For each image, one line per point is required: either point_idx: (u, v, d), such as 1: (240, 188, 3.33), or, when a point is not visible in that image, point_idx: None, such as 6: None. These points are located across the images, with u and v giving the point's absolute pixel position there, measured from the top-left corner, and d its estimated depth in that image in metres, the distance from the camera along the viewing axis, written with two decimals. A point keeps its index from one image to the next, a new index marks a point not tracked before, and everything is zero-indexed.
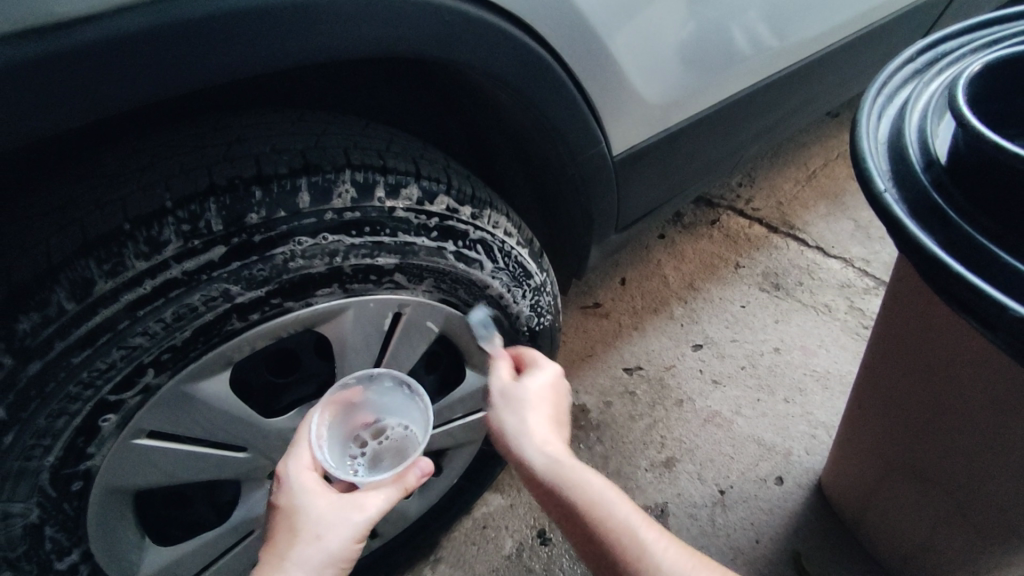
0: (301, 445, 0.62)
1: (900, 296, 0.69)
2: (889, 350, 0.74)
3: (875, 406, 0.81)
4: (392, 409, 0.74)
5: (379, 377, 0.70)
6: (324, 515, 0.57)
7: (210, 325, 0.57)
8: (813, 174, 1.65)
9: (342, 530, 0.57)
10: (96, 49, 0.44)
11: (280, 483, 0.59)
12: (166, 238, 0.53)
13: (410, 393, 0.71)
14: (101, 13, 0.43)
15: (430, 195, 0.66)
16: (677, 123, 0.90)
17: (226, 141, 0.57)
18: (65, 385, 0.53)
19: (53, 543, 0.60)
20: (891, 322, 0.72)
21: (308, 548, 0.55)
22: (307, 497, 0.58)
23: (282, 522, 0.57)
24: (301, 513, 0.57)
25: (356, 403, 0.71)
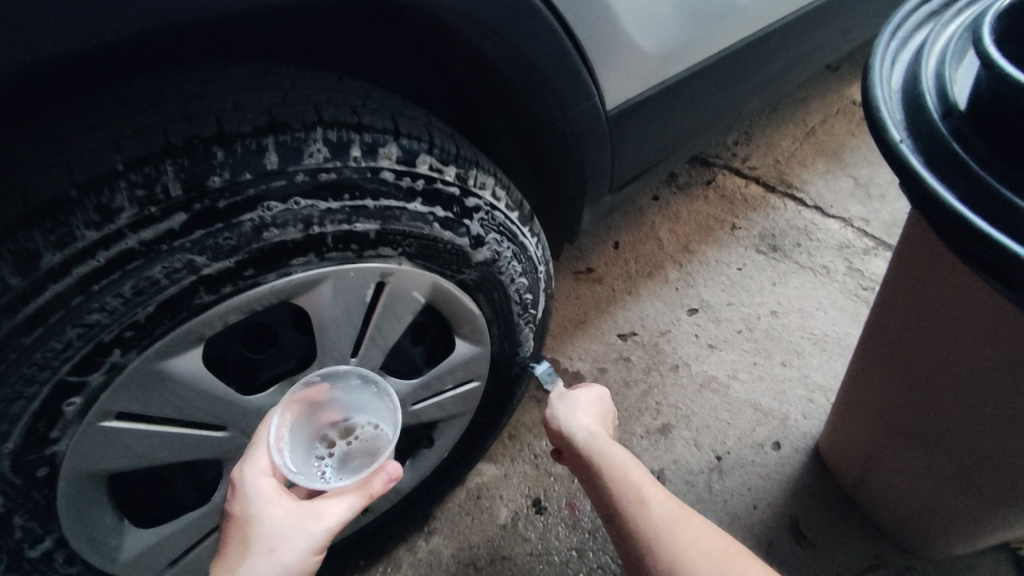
0: (258, 448, 0.60)
1: (910, 255, 0.66)
2: (896, 313, 0.71)
3: (877, 370, 0.79)
4: (359, 407, 0.74)
5: (345, 374, 0.69)
6: (278, 526, 0.56)
7: (176, 299, 0.53)
8: (812, 130, 1.60)
9: (298, 542, 0.56)
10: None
11: (235, 489, 0.58)
12: (119, 204, 0.48)
13: (377, 390, 0.72)
14: None
15: (411, 155, 0.61)
16: (676, 75, 0.85)
17: (183, 96, 0.52)
18: (19, 366, 0.49)
19: (24, 532, 0.58)
20: (900, 283, 0.69)
21: (261, 562, 0.53)
22: (263, 505, 0.57)
23: (235, 531, 0.56)
24: (256, 523, 0.56)
25: (321, 402, 0.71)
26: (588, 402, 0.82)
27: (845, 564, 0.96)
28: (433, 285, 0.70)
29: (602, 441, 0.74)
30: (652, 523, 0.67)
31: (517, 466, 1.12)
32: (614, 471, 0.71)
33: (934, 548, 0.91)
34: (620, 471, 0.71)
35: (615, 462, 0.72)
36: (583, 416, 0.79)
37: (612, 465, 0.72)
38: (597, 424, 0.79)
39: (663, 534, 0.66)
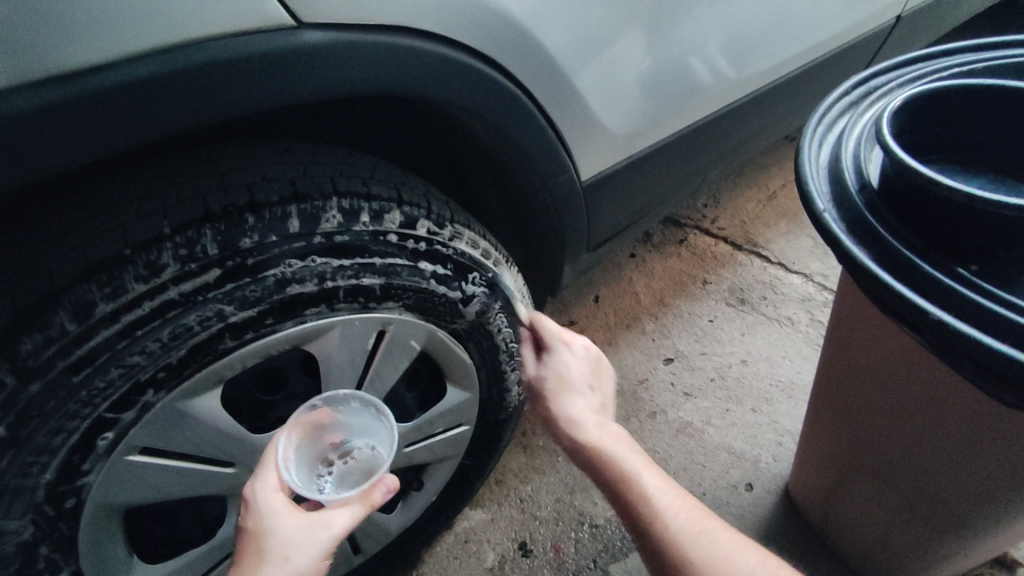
0: (267, 467, 0.65)
1: (846, 306, 0.75)
2: (839, 357, 0.80)
3: (829, 413, 0.88)
4: (359, 431, 0.77)
5: (345, 399, 0.73)
6: (291, 536, 0.61)
7: (204, 343, 0.60)
8: (775, 194, 1.74)
9: (309, 550, 0.61)
10: (117, 92, 0.48)
11: (248, 505, 0.62)
12: (163, 262, 0.56)
13: (376, 414, 0.75)
14: (116, 62, 0.47)
15: (413, 220, 0.70)
16: (644, 149, 0.97)
17: (218, 171, 0.60)
18: (65, 403, 0.55)
19: (47, 563, 0.62)
20: (840, 330, 0.78)
21: (276, 569, 0.58)
22: (274, 519, 0.61)
23: (249, 544, 0.60)
24: (269, 535, 0.60)
25: (324, 424, 0.75)
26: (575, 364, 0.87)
27: None
28: (428, 333, 0.79)
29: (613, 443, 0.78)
30: (669, 526, 0.71)
31: (504, 509, 1.17)
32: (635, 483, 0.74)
33: None
34: (627, 471, 0.75)
35: (633, 470, 0.74)
36: (587, 406, 0.82)
37: (620, 462, 0.75)
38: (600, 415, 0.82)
39: (683, 540, 0.70)
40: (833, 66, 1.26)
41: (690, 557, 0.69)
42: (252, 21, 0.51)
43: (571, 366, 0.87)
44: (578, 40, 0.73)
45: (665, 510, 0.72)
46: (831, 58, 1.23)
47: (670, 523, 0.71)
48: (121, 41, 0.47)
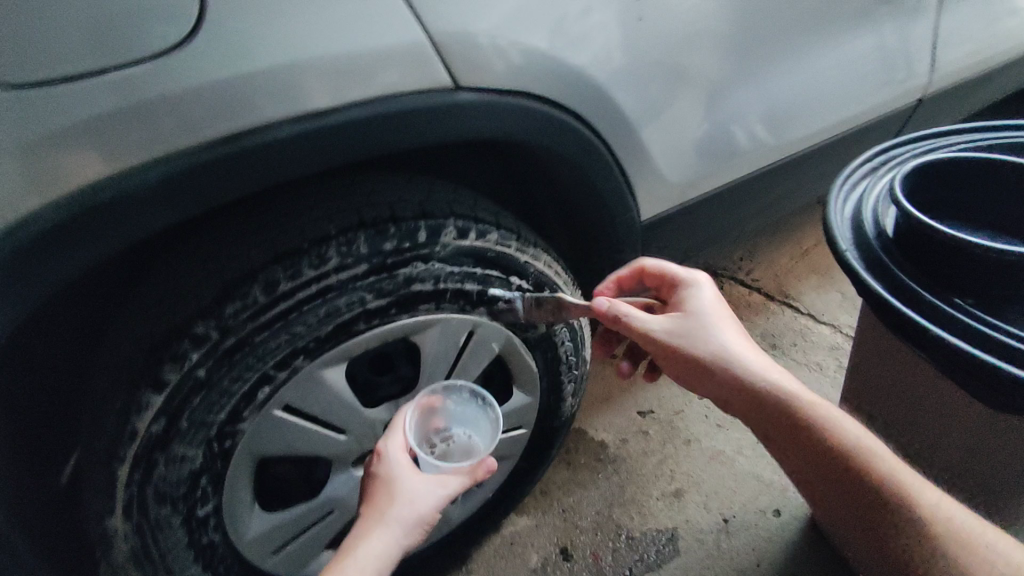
0: (395, 430, 0.81)
1: (866, 337, 0.89)
2: (864, 382, 0.94)
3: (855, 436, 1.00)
4: (461, 419, 0.94)
5: (458, 388, 0.91)
6: (416, 486, 0.76)
7: (346, 323, 0.77)
8: (808, 251, 1.87)
9: (428, 500, 0.76)
10: (326, 129, 0.66)
11: (381, 457, 0.78)
12: (328, 256, 0.73)
13: (480, 404, 0.92)
14: (330, 109, 0.65)
15: (507, 241, 0.87)
16: (694, 198, 1.13)
17: (366, 191, 0.77)
18: (247, 357, 0.72)
19: (201, 492, 0.77)
20: (863, 359, 0.92)
21: (404, 508, 0.74)
22: (402, 470, 0.77)
23: (382, 486, 0.76)
24: (398, 482, 0.76)
25: (436, 407, 0.92)
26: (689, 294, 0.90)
27: None
28: (507, 339, 0.94)
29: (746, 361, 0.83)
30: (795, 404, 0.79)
31: (547, 517, 1.27)
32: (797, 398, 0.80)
33: None
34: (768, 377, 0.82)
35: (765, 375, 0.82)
36: (728, 334, 0.86)
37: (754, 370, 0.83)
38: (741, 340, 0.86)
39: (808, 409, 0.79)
40: (863, 138, 1.41)
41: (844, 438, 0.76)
42: (418, 82, 0.69)
43: (714, 309, 0.89)
44: (644, 101, 0.91)
45: (838, 415, 0.78)
46: (861, 131, 1.39)
47: (818, 410, 0.79)
48: (337, 94, 0.65)
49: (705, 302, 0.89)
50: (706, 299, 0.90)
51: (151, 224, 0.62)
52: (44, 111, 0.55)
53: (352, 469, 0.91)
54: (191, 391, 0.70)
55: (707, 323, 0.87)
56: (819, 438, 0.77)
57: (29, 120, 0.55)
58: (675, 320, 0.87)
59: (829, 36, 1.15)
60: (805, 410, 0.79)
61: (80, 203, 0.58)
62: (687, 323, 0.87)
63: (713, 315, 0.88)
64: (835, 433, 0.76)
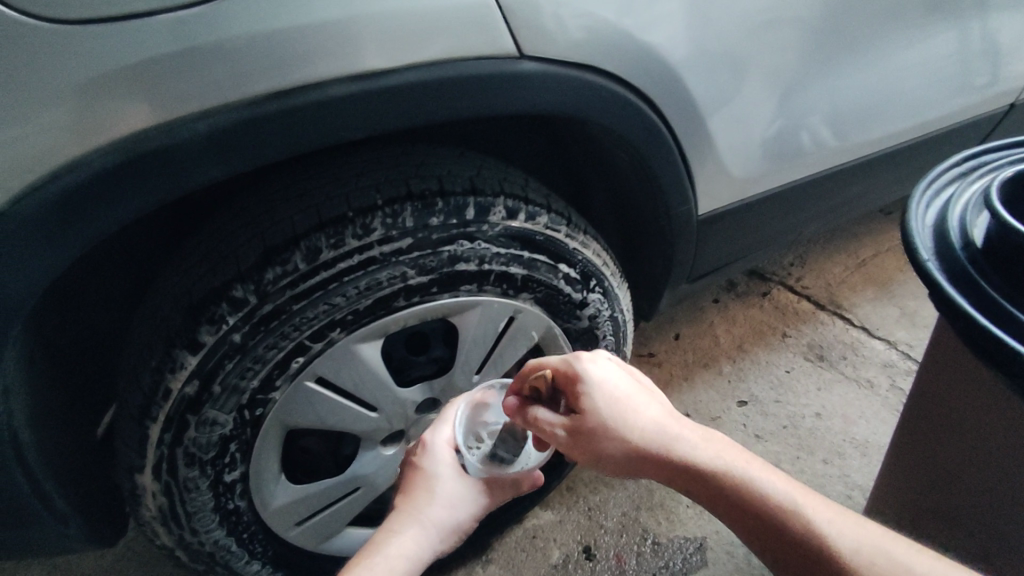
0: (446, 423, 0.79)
1: (932, 366, 0.84)
2: (923, 417, 0.87)
3: (907, 473, 0.93)
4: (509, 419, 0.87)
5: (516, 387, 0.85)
6: (455, 489, 0.74)
7: (386, 298, 0.74)
8: (864, 262, 1.77)
9: (465, 506, 0.75)
10: (382, 93, 0.63)
11: (426, 449, 0.76)
12: (373, 225, 0.70)
13: None
14: (388, 70, 0.62)
15: (556, 225, 0.82)
16: (755, 195, 1.07)
17: (415, 163, 0.75)
18: (284, 324, 0.70)
19: (230, 459, 0.76)
20: (925, 391, 0.86)
21: (441, 511, 0.72)
22: (444, 469, 0.75)
23: (422, 481, 0.74)
24: (439, 480, 0.74)
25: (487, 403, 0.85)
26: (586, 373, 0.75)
27: None
28: (547, 327, 0.90)
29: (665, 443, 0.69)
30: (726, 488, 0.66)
31: (572, 513, 1.23)
32: (705, 485, 0.67)
33: None
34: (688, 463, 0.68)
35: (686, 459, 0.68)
36: (629, 418, 0.71)
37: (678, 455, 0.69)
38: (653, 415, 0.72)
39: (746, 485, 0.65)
40: (941, 143, 1.31)
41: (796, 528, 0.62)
42: (481, 48, 0.66)
43: (604, 390, 0.72)
44: (714, 88, 0.86)
45: (752, 480, 0.65)
46: (938, 135, 1.30)
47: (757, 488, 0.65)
48: (398, 56, 0.62)
49: (588, 386, 0.73)
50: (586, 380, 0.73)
51: (198, 178, 0.60)
52: (98, 52, 0.53)
53: (379, 447, 0.89)
54: (227, 354, 0.69)
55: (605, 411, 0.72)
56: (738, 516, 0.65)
57: (81, 61, 0.53)
58: (566, 419, 0.73)
59: (917, 29, 1.07)
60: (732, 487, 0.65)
61: (127, 152, 0.56)
62: (577, 415, 0.72)
63: (591, 401, 0.72)
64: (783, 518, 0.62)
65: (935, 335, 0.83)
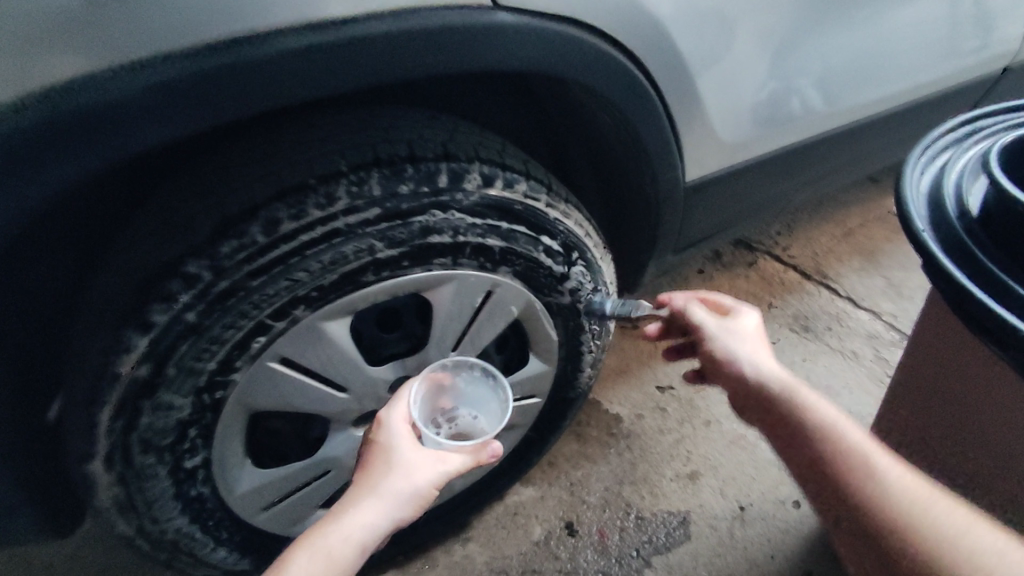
0: (400, 399, 0.75)
1: (923, 343, 0.81)
2: (915, 394, 0.86)
3: (893, 441, 0.93)
4: (470, 399, 0.89)
5: (469, 365, 0.86)
6: (413, 460, 0.70)
7: (353, 272, 0.69)
8: (851, 231, 1.75)
9: (427, 474, 0.69)
10: (343, 45, 0.57)
11: (380, 424, 0.72)
12: (337, 194, 0.65)
13: (491, 384, 0.86)
14: (348, 19, 0.56)
15: (535, 193, 0.78)
16: (744, 161, 1.02)
17: (382, 126, 0.69)
18: (241, 303, 0.64)
19: (189, 443, 0.71)
20: (916, 367, 0.84)
21: (399, 481, 0.67)
22: (400, 441, 0.71)
23: (378, 455, 0.70)
24: (395, 453, 0.70)
25: (445, 385, 0.87)
26: (749, 323, 0.86)
27: None
28: (527, 301, 0.86)
29: (799, 388, 0.77)
30: (824, 431, 0.72)
31: (554, 489, 1.22)
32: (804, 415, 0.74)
33: None
34: (800, 404, 0.75)
35: (802, 402, 0.75)
36: (756, 351, 0.82)
37: (792, 393, 0.76)
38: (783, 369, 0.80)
39: (840, 436, 0.71)
40: (934, 106, 1.27)
41: (855, 470, 0.68)
42: None
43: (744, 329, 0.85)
44: (704, 45, 0.80)
45: (839, 430, 0.72)
46: (931, 99, 1.26)
47: (848, 444, 0.71)
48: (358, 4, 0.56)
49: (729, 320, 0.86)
50: (731, 317, 0.87)
51: (136, 142, 0.54)
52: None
53: (352, 429, 0.86)
54: (182, 335, 0.64)
55: (752, 348, 0.83)
56: (822, 458, 0.71)
57: None
58: (714, 327, 0.86)
59: None
60: (821, 436, 0.72)
61: (50, 111, 0.50)
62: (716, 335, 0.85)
63: (738, 336, 0.84)
64: (854, 466, 0.69)
65: (924, 311, 0.81)
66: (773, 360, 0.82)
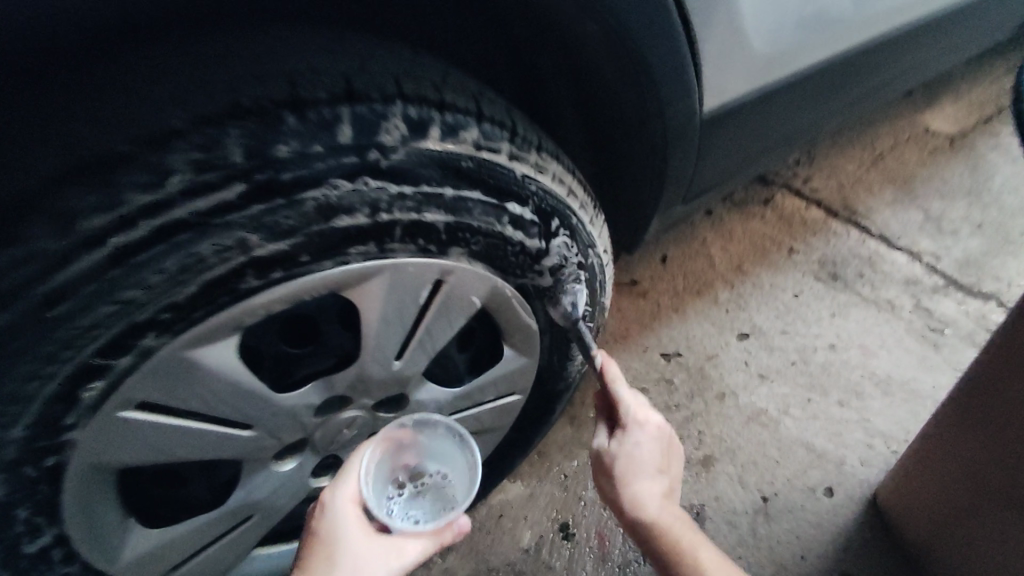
0: (349, 476, 0.61)
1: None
2: (1013, 379, 0.68)
3: (970, 437, 0.75)
4: (440, 458, 0.71)
5: (434, 423, 0.68)
6: (361, 553, 0.59)
7: (222, 280, 0.46)
8: (881, 156, 1.50)
9: (375, 573, 0.58)
10: None
11: (323, 509, 0.60)
12: (172, 165, 0.41)
13: (462, 445, 0.69)
14: None
15: (492, 142, 0.54)
16: (779, 79, 0.77)
17: (246, 54, 0.43)
18: (42, 343, 0.43)
19: (25, 526, 0.53)
20: (1021, 347, 0.66)
21: None
22: (347, 530, 0.59)
23: (320, 550, 0.59)
24: (339, 546, 0.58)
25: (406, 443, 0.68)
26: (649, 447, 0.71)
27: None
28: (493, 288, 0.64)
29: (680, 532, 0.70)
30: (676, 536, 0.69)
31: (544, 485, 1.04)
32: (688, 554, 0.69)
33: None
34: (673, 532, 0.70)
35: (675, 536, 0.69)
36: (657, 488, 0.72)
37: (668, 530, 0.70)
38: (667, 493, 0.73)
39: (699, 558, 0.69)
40: None
41: None
42: None
43: (645, 449, 0.71)
44: None
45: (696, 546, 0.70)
46: None
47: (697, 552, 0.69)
48: None
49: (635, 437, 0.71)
50: (638, 433, 0.71)
51: None
52: None
53: (274, 464, 0.65)
54: None
55: (648, 472, 0.71)
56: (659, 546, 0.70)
57: None
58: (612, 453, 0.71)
59: None
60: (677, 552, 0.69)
61: None
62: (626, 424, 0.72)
63: (630, 467, 0.71)
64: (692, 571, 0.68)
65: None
66: (660, 483, 0.72)
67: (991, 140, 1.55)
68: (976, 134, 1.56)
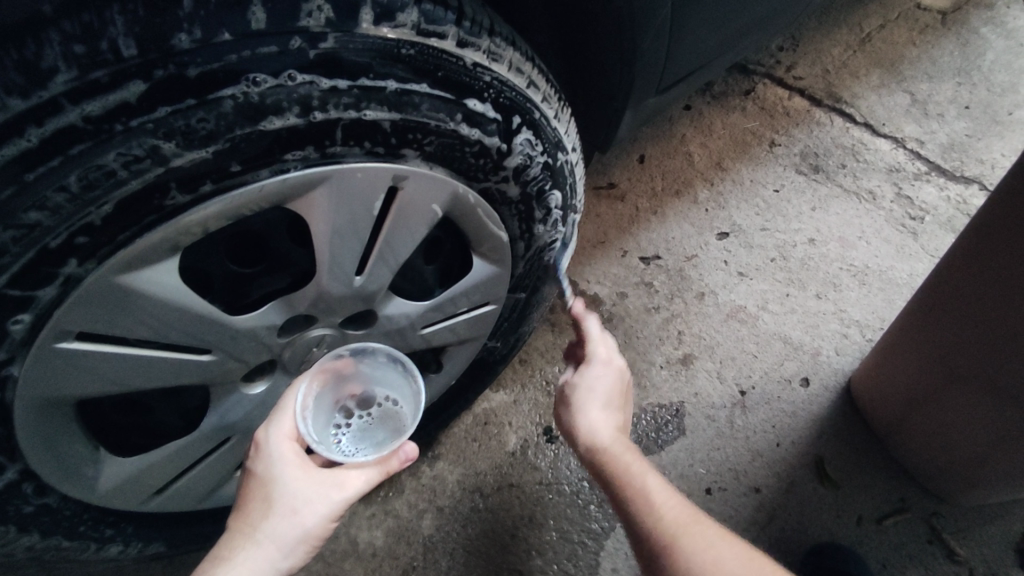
0: (285, 412, 0.59)
1: (1014, 200, 0.60)
2: (979, 268, 0.67)
3: (945, 325, 0.75)
4: (384, 383, 0.72)
5: (372, 351, 0.68)
6: (299, 489, 0.56)
7: (141, 196, 0.42)
8: (869, 37, 1.42)
9: (317, 508, 0.56)
10: None
11: (258, 449, 0.58)
12: (50, 62, 0.36)
13: (404, 371, 0.70)
14: None
15: (436, 25, 0.48)
16: None
17: None
18: None
19: None
20: (996, 227, 0.63)
21: (282, 523, 0.55)
22: (283, 469, 0.57)
23: (257, 490, 0.57)
24: (276, 485, 0.57)
25: (347, 372, 0.69)
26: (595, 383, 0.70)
27: (869, 507, 0.95)
28: (454, 193, 0.58)
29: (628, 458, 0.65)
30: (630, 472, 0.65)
31: (527, 392, 1.05)
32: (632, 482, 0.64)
33: (967, 496, 0.90)
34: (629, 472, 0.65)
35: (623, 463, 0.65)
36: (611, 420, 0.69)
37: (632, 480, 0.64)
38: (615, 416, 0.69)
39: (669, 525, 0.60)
40: None
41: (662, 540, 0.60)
42: None
43: (604, 383, 0.70)
44: None
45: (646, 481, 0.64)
46: None
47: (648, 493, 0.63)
48: None
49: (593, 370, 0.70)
50: (595, 366, 0.70)
51: None
52: None
53: (243, 388, 0.63)
54: None
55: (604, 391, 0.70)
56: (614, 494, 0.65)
57: None
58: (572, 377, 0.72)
59: None
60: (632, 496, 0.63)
61: None
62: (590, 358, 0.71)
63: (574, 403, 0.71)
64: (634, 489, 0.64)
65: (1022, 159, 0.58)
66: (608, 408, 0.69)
67: (985, 13, 1.47)
68: (969, 8, 1.47)
